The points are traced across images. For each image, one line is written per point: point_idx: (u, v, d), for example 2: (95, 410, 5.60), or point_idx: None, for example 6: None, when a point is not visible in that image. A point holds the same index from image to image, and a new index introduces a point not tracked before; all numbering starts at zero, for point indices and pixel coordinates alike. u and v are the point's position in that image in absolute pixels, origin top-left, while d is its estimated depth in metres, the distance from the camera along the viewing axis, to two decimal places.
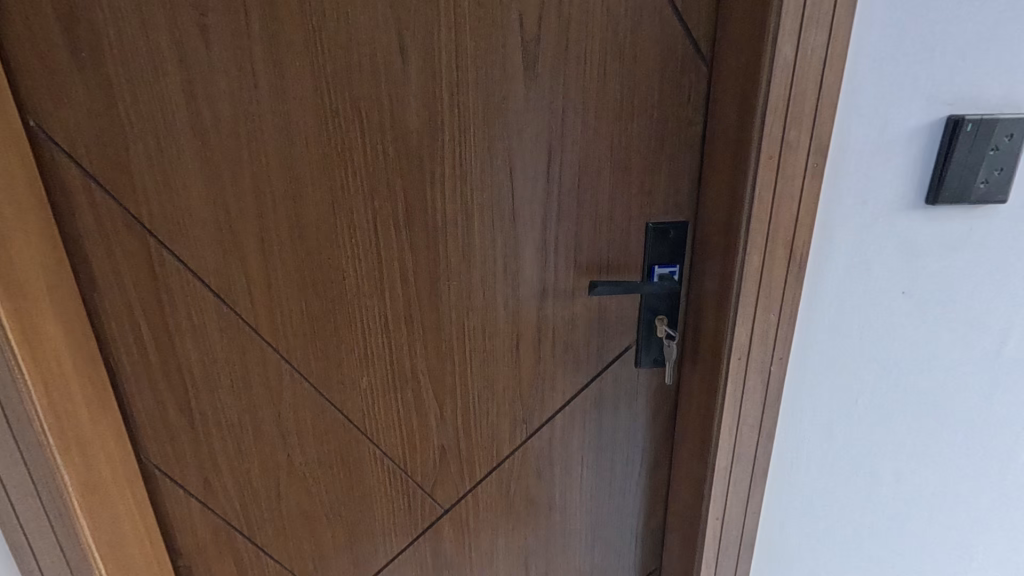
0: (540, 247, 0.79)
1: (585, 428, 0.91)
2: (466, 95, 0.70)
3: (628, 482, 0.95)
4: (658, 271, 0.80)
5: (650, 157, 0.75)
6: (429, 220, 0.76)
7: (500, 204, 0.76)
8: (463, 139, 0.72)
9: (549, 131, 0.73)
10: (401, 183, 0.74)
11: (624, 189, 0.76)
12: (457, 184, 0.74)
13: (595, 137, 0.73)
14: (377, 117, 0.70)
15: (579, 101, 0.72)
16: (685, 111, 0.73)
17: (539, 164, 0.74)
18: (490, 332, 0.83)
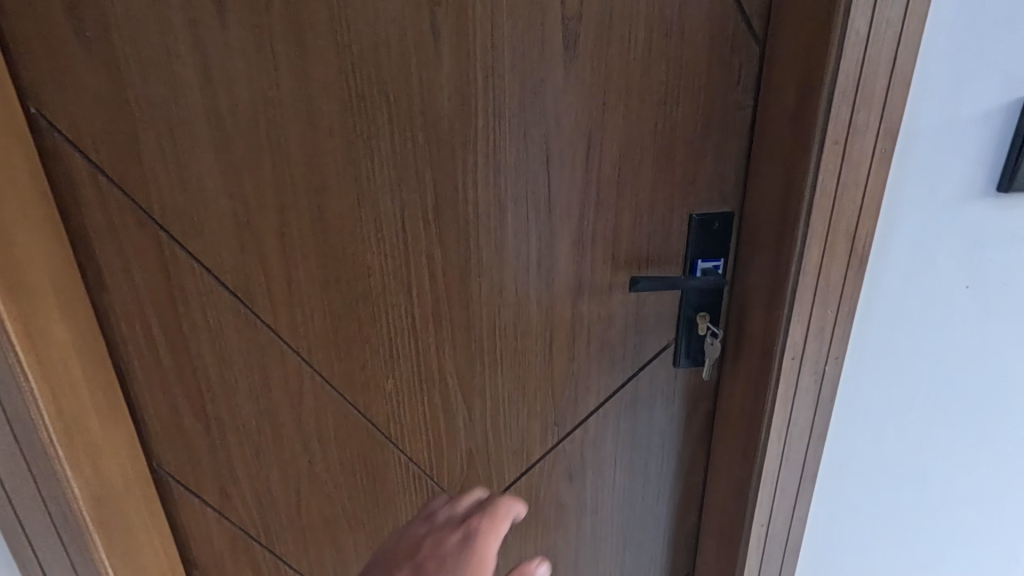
0: (577, 240, 0.74)
1: (619, 430, 0.86)
2: (503, 77, 0.65)
3: (662, 485, 0.91)
4: (701, 265, 0.76)
5: (696, 144, 0.70)
6: (461, 213, 0.71)
7: (536, 194, 0.71)
8: (497, 125, 0.67)
9: (590, 116, 0.68)
10: (432, 173, 0.69)
11: (668, 178, 0.72)
12: (490, 174, 0.69)
13: (639, 123, 0.69)
14: (407, 101, 0.65)
15: (622, 84, 0.67)
16: (735, 94, 0.68)
17: (578, 152, 0.69)
18: (523, 331, 0.78)
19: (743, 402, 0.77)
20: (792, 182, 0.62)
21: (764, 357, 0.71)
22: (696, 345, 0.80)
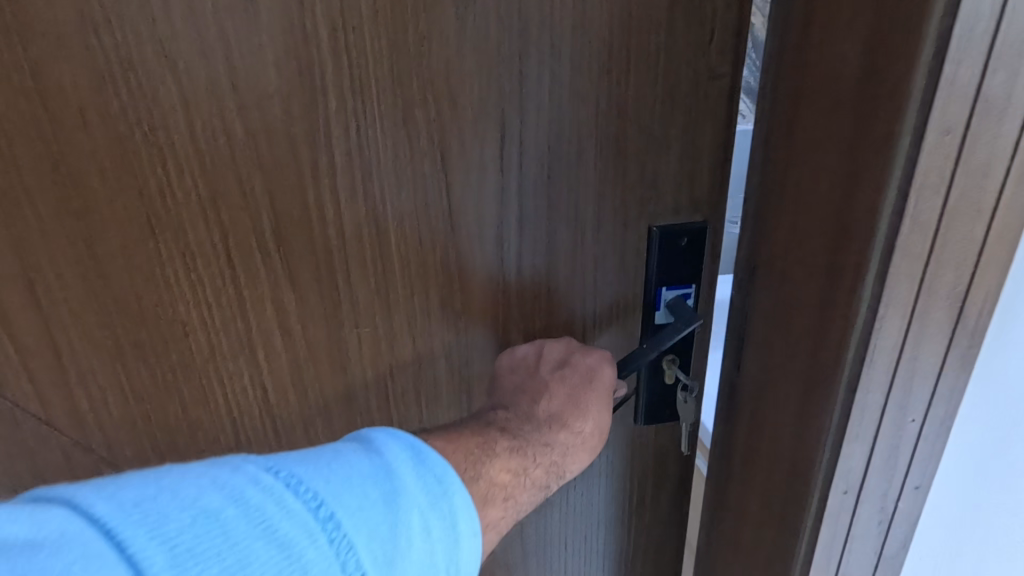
0: (495, 270, 0.52)
1: (570, 504, 0.67)
2: (362, 29, 0.42)
3: (624, 564, 0.73)
4: (666, 295, 0.56)
5: (654, 129, 0.49)
6: (319, 240, 0.48)
7: (432, 208, 0.49)
8: (360, 107, 0.44)
9: (501, 90, 0.46)
10: (265, 182, 0.45)
11: (617, 180, 0.51)
12: (358, 181, 0.46)
13: (574, 100, 0.47)
14: (207, 71, 0.41)
15: (545, 41, 0.45)
16: (708, 55, 0.47)
17: (488, 145, 0.47)
18: (428, 396, 0.57)
19: (751, 492, 0.58)
20: (851, 203, 0.41)
21: (798, 455, 0.50)
22: (664, 400, 0.61)
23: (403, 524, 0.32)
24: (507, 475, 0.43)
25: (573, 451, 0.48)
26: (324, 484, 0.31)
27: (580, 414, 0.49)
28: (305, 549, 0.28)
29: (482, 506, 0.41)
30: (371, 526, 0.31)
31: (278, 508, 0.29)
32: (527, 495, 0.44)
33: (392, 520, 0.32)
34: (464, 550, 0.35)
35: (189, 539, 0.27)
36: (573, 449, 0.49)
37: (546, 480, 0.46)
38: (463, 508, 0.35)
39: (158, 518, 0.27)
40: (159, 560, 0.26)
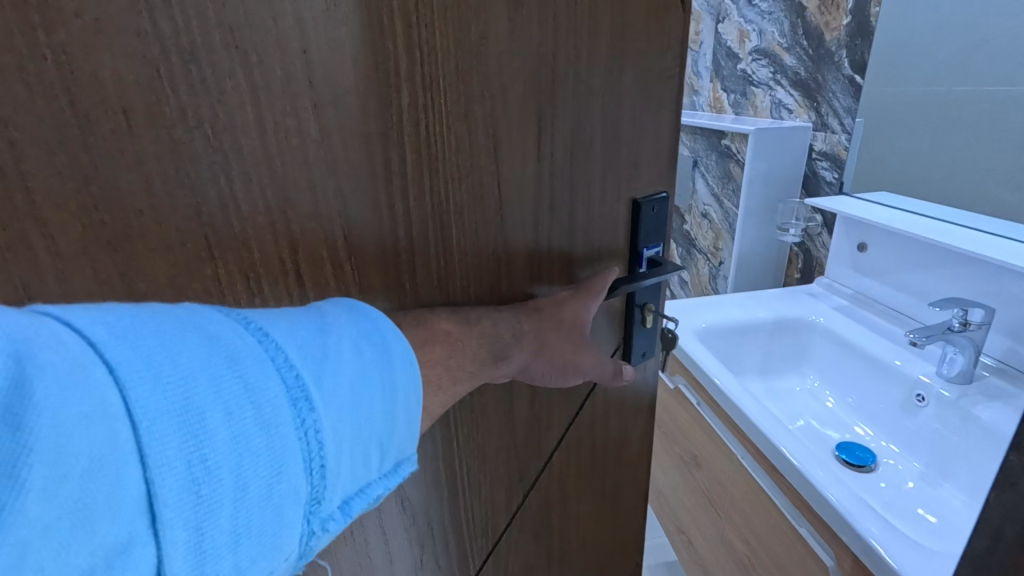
0: (531, 251, 0.57)
1: (591, 466, 0.71)
2: (434, 25, 0.43)
3: (625, 509, 0.81)
4: (645, 253, 0.68)
5: (636, 118, 0.61)
6: (388, 242, 0.46)
7: (487, 199, 0.51)
8: (430, 104, 0.45)
9: (539, 87, 0.51)
10: (338, 185, 0.42)
11: (614, 162, 0.61)
12: (425, 177, 0.46)
13: (587, 95, 0.55)
14: (283, 64, 0.37)
15: (571, 43, 0.51)
16: (667, 60, 0.61)
17: (529, 137, 0.52)
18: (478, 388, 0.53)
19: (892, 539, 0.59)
20: None
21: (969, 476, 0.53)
22: (643, 344, 0.73)
23: (331, 342, 0.37)
24: (448, 323, 0.47)
25: (522, 337, 0.52)
26: (253, 312, 0.35)
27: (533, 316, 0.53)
28: (236, 340, 0.32)
29: (423, 344, 0.45)
30: (303, 340, 0.35)
31: (210, 316, 0.32)
32: (476, 341, 0.49)
33: (318, 337, 0.37)
34: (396, 375, 0.40)
35: (126, 321, 0.29)
36: (525, 331, 0.52)
37: (496, 342, 0.51)
38: (390, 340, 0.41)
39: (101, 313, 0.28)
40: (99, 330, 0.27)
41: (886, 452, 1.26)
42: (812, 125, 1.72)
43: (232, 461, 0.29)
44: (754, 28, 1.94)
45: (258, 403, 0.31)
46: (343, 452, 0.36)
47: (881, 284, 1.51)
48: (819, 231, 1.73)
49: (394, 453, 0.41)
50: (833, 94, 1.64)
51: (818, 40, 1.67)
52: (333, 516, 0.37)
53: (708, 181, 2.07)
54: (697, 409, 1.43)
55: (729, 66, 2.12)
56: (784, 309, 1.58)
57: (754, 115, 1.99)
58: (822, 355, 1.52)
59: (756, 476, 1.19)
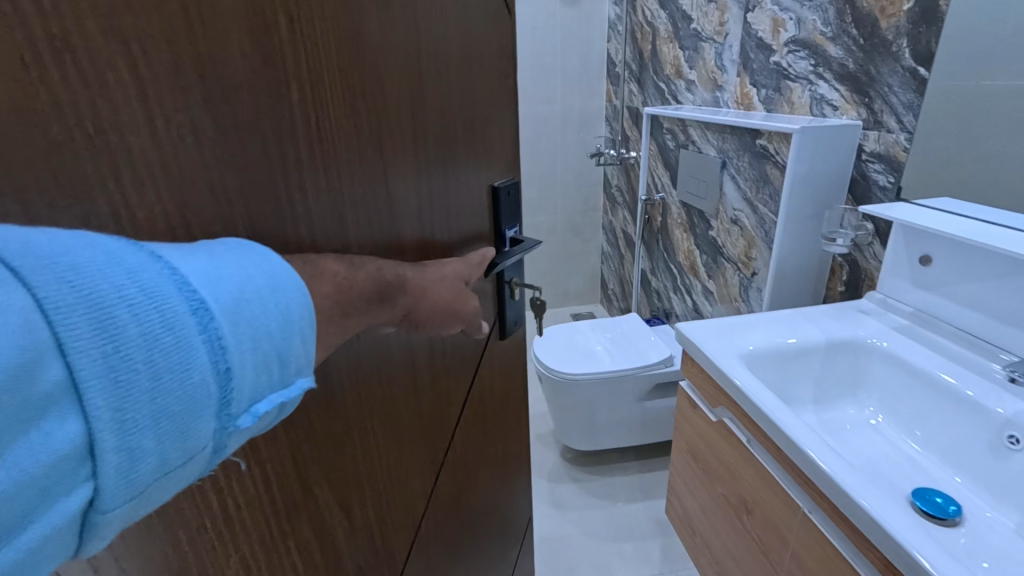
0: (420, 238, 0.60)
1: (478, 427, 0.81)
2: (313, 23, 0.42)
3: (507, 458, 0.96)
4: (509, 233, 0.83)
5: (481, 117, 0.73)
6: (292, 240, 0.43)
7: (378, 190, 0.52)
8: (318, 99, 0.43)
9: (411, 88, 0.55)
10: (235, 186, 0.37)
11: (474, 160, 0.72)
12: (323, 171, 0.45)
13: (446, 93, 0.62)
14: (169, 57, 0.32)
15: (428, 53, 0.58)
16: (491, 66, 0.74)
17: (406, 131, 0.55)
18: (390, 378, 0.53)
19: None
20: None
21: None
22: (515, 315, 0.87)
23: (224, 260, 0.32)
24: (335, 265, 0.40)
25: (424, 297, 0.52)
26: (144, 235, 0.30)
27: (431, 279, 0.53)
28: (130, 251, 0.27)
29: (314, 278, 0.38)
30: (194, 258, 0.30)
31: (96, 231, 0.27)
32: (368, 279, 0.43)
33: (208, 256, 0.31)
34: (288, 298, 0.34)
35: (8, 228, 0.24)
36: (421, 284, 0.51)
37: (390, 291, 0.46)
38: (277, 262, 0.35)
39: None
40: None
41: (978, 508, 0.98)
42: (861, 123, 1.40)
43: (142, 350, 0.25)
44: (789, 16, 1.54)
45: (165, 308, 0.27)
46: (246, 353, 0.30)
47: (933, 295, 1.30)
48: (869, 239, 1.46)
49: (298, 360, 0.34)
50: (889, 89, 1.31)
51: (871, 28, 1.32)
52: (239, 420, 0.30)
53: (739, 184, 1.76)
54: (747, 447, 1.20)
55: (760, 58, 1.68)
56: (834, 328, 1.36)
57: (789, 113, 1.60)
58: (882, 380, 1.27)
59: (827, 532, 0.97)
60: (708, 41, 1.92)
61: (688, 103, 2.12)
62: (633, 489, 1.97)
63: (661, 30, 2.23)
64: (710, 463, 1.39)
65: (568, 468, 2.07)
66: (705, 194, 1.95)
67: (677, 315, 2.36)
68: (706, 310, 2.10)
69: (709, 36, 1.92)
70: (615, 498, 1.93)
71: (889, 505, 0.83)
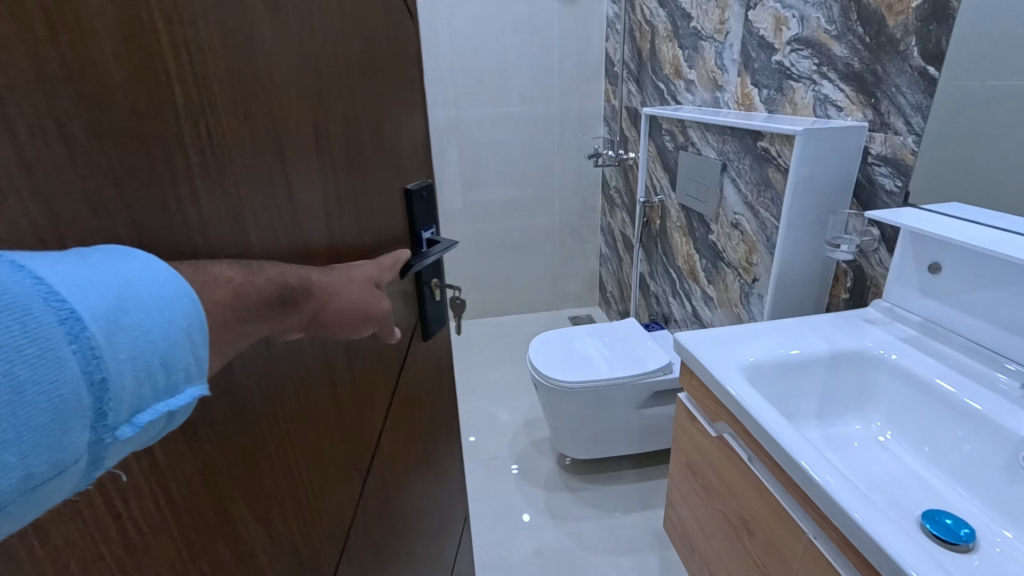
0: (329, 242, 0.58)
1: (400, 424, 0.83)
2: (197, 22, 0.37)
3: (429, 447, 0.99)
4: (423, 235, 0.89)
5: (385, 122, 0.72)
6: (185, 249, 0.37)
7: (280, 196, 0.48)
8: (207, 101, 0.39)
9: (308, 90, 0.53)
10: (121, 195, 0.31)
11: (383, 163, 0.72)
12: (218, 179, 0.40)
13: (348, 95, 0.61)
14: (29, 55, 0.26)
15: (327, 51, 0.56)
16: (392, 69, 0.74)
17: (307, 135, 0.53)
18: (306, 384, 0.51)
19: None
20: None
21: None
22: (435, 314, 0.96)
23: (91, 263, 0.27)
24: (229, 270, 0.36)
25: (332, 300, 0.50)
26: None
27: (337, 282, 0.51)
28: None
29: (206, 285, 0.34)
30: (53, 260, 0.25)
31: None
32: (267, 284, 0.39)
33: (70, 258, 0.26)
34: (175, 305, 0.30)
35: None
36: (328, 288, 0.49)
37: (295, 295, 0.43)
38: (156, 264, 0.30)
39: None
40: None
41: (991, 531, 0.92)
42: (867, 124, 1.34)
43: (2, 356, 0.21)
44: (792, 13, 1.49)
45: (24, 314, 0.22)
46: (124, 359, 0.26)
47: (942, 304, 1.24)
48: (875, 245, 1.40)
49: (187, 367, 0.30)
50: (897, 90, 1.25)
51: (878, 26, 1.27)
52: (118, 431, 0.26)
53: (740, 187, 1.71)
54: (747, 465, 1.14)
55: (762, 57, 1.63)
56: (838, 340, 1.30)
57: (792, 114, 1.56)
58: (888, 395, 1.22)
59: (833, 562, 0.90)
60: (709, 40, 1.88)
61: (687, 103, 2.08)
62: (631, 500, 1.91)
63: (660, 30, 2.19)
64: (710, 479, 1.33)
65: (563, 477, 2.02)
66: (704, 198, 1.91)
67: (676, 321, 2.31)
68: (705, 317, 2.05)
69: (709, 35, 1.88)
70: (612, 509, 1.86)
71: (907, 541, 0.76)
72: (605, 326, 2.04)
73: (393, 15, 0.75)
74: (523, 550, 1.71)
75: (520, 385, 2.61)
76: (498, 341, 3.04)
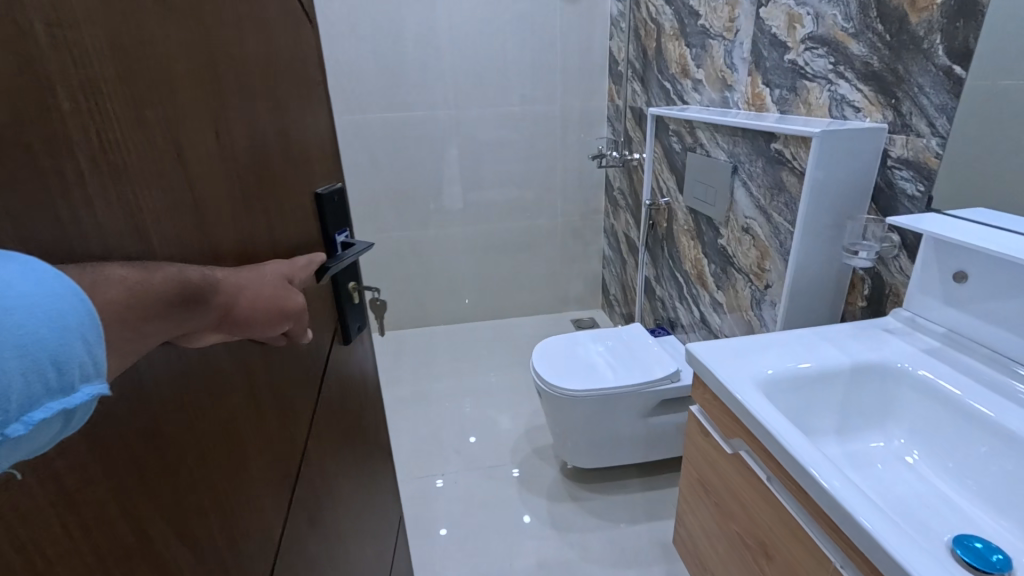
0: (238, 244, 0.57)
1: (327, 430, 0.83)
2: (79, 25, 0.36)
3: (359, 447, 1.00)
4: (337, 238, 0.89)
5: (290, 131, 0.72)
6: (81, 254, 0.35)
7: (182, 200, 0.47)
8: (99, 104, 0.38)
9: (206, 91, 0.52)
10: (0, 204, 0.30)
11: (290, 168, 0.72)
12: (115, 185, 0.39)
13: (249, 101, 0.61)
14: None
15: (223, 53, 0.55)
16: (293, 77, 0.74)
17: (209, 138, 0.52)
18: (223, 395, 0.52)
19: None
20: None
21: None
22: (353, 316, 0.96)
23: None
24: (125, 270, 0.35)
25: (249, 296, 0.49)
26: None
27: (254, 278, 0.51)
28: None
29: (100, 285, 0.33)
30: None
31: None
32: (172, 279, 0.39)
33: None
34: (64, 301, 0.28)
35: None
36: (243, 283, 0.49)
37: (205, 289, 0.42)
38: (38, 263, 0.29)
39: None
40: None
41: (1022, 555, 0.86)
42: (888, 126, 1.29)
43: None
44: (806, 11, 1.44)
45: None
46: (8, 355, 0.25)
47: (966, 313, 1.18)
48: (895, 252, 1.33)
49: (83, 365, 0.29)
50: (920, 90, 1.19)
51: (899, 23, 1.21)
52: (8, 429, 0.26)
53: (751, 191, 1.66)
54: (767, 486, 1.07)
55: (773, 56, 1.59)
56: (860, 352, 1.24)
57: (805, 115, 1.51)
58: (913, 411, 1.15)
59: None
60: (717, 38, 1.83)
61: (695, 103, 2.04)
62: (635, 510, 1.86)
63: (666, 28, 2.15)
64: (725, 498, 1.27)
65: (566, 486, 1.97)
66: (713, 201, 1.86)
67: (682, 326, 2.26)
68: (714, 322, 2.00)
69: (717, 33, 1.83)
70: (617, 520, 1.82)
71: None
72: (610, 331, 2.00)
73: (290, 17, 0.75)
74: (526, 563, 1.67)
75: (524, 391, 2.57)
76: (497, 344, 3.03)
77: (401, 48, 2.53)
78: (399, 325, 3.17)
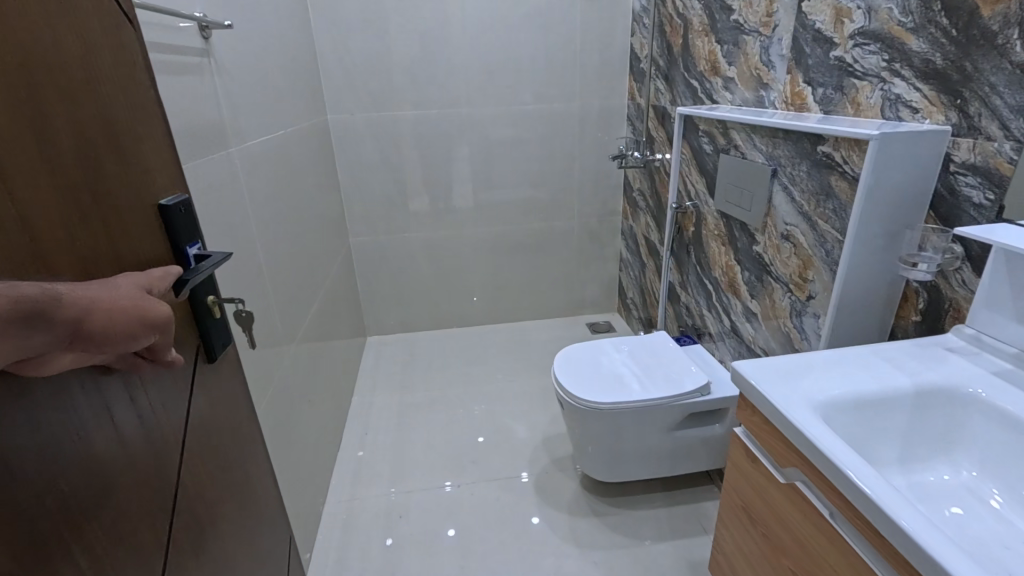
0: (75, 260, 0.57)
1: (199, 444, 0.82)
2: None
3: (241, 457, 0.98)
4: (190, 251, 0.84)
5: (133, 130, 0.71)
6: None
7: (6, 220, 0.48)
8: None
9: (20, 107, 0.51)
10: None
11: (132, 179, 0.70)
12: None
13: (78, 105, 0.60)
14: None
15: (40, 64, 0.54)
16: (137, 72, 0.73)
17: (28, 155, 0.52)
18: (80, 422, 0.55)
19: None
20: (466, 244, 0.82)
21: None
22: (218, 333, 0.90)
23: None
24: None
25: (100, 309, 0.52)
26: None
27: (110, 293, 0.55)
28: None
29: None
30: None
31: None
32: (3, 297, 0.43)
33: None
34: None
35: None
36: (96, 297, 0.52)
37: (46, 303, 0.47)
38: None
39: None
40: None
41: None
42: (951, 128, 1.18)
43: None
44: (857, 4, 1.35)
45: None
46: None
47: None
48: (957, 264, 1.20)
49: None
50: (992, 89, 1.08)
51: (967, 18, 1.11)
52: None
53: (793, 196, 1.57)
54: (828, 522, 0.99)
55: (817, 53, 1.50)
56: (920, 373, 1.13)
57: (853, 115, 1.42)
58: (983, 439, 1.04)
59: None
60: (752, 34, 1.76)
61: (726, 102, 1.96)
62: (659, 525, 1.79)
63: (694, 23, 2.08)
64: (773, 527, 1.19)
65: (588, 500, 1.92)
66: (749, 206, 1.77)
67: (710, 334, 2.17)
68: (746, 331, 1.90)
69: (753, 28, 1.75)
70: (641, 536, 1.75)
71: None
72: (638, 339, 1.94)
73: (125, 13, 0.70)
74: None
75: (538, 397, 2.55)
76: (515, 348, 3.02)
77: (429, 53, 2.58)
78: (416, 327, 3.22)
